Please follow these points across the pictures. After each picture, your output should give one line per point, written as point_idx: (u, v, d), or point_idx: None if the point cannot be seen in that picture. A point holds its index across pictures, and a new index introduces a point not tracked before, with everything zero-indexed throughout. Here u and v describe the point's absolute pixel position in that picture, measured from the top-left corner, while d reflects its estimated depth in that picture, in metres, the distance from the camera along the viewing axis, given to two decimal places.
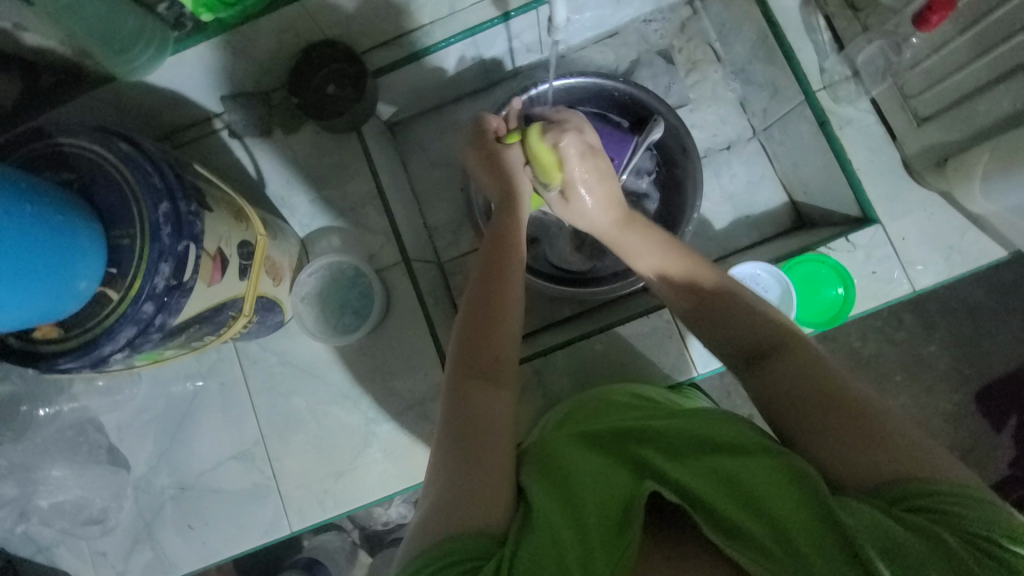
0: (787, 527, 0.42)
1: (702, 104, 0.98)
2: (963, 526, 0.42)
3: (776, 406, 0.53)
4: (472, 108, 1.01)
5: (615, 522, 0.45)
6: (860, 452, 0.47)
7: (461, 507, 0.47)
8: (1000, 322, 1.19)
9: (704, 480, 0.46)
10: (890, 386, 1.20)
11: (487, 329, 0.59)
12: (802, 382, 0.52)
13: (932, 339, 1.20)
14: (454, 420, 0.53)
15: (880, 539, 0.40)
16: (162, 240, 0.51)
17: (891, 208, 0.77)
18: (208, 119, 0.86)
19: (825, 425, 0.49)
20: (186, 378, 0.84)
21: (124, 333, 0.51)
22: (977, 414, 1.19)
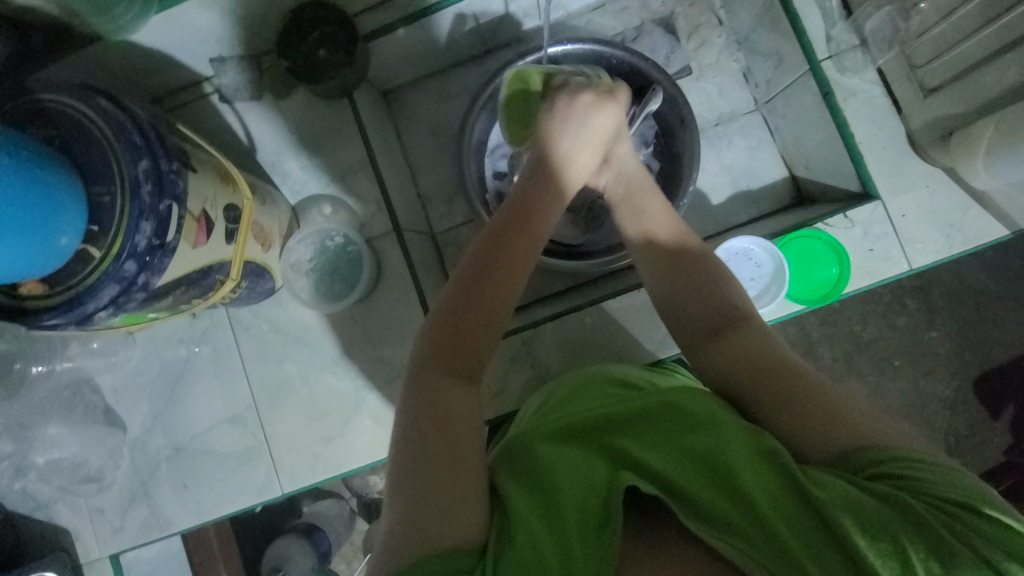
0: (762, 510, 0.42)
1: (704, 75, 0.95)
2: (924, 489, 0.43)
3: (732, 386, 0.56)
4: (468, 76, 0.99)
5: (595, 517, 0.45)
6: (803, 427, 0.49)
7: (441, 516, 0.46)
8: (1003, 308, 1.17)
9: (677, 466, 0.46)
10: (889, 370, 1.20)
11: (464, 323, 0.57)
12: (753, 361, 0.55)
13: (933, 324, 1.19)
14: (424, 418, 0.52)
15: (849, 513, 0.41)
16: (142, 198, 0.51)
17: (892, 184, 0.75)
18: (198, 83, 0.85)
19: (773, 404, 0.52)
20: (179, 343, 0.84)
21: (108, 291, 0.51)
22: (975, 399, 1.19)
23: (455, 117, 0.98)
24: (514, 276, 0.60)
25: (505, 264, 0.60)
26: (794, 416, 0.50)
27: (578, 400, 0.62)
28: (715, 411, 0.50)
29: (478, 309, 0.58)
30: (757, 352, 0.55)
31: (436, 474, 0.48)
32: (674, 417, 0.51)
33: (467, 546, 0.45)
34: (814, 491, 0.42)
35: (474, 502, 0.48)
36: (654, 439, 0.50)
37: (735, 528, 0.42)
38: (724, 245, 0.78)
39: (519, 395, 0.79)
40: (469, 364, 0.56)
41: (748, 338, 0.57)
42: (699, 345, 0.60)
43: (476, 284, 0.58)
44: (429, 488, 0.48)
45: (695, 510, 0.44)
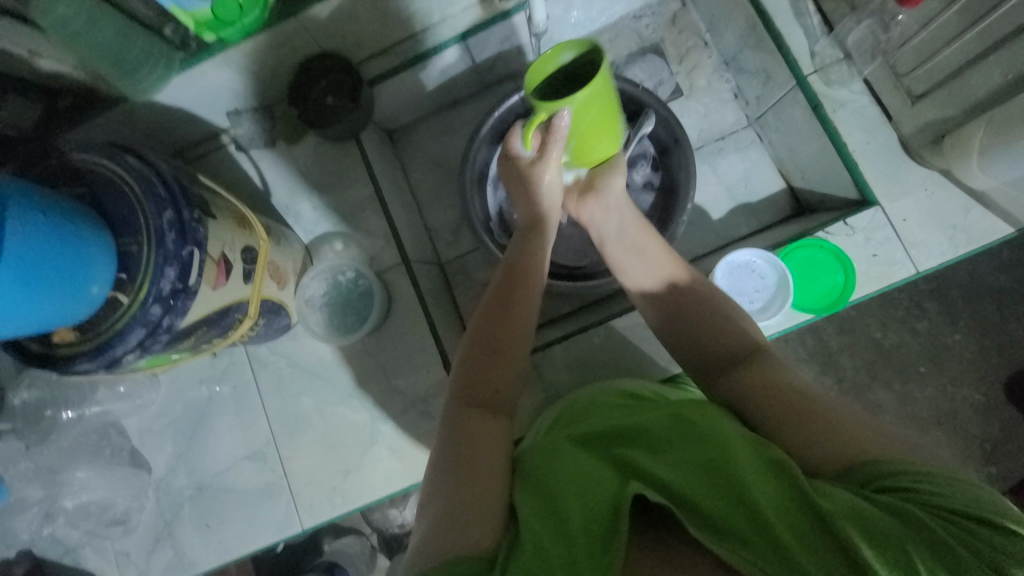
0: (770, 516, 0.41)
1: (696, 95, 0.99)
2: (942, 504, 0.41)
3: (745, 408, 0.56)
4: (469, 112, 1.03)
5: (601, 528, 0.44)
6: (825, 443, 0.49)
7: (450, 532, 0.46)
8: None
9: (687, 477, 0.46)
10: (911, 377, 1.17)
11: (494, 356, 0.61)
12: (767, 392, 0.55)
13: (953, 328, 1.16)
14: (452, 444, 0.54)
15: (866, 527, 0.39)
16: (167, 246, 0.54)
17: (890, 189, 0.75)
18: (216, 135, 0.91)
19: (795, 426, 0.51)
20: (201, 382, 0.87)
21: (134, 335, 0.54)
22: (1007, 402, 1.15)
23: (459, 151, 1.02)
24: (517, 325, 0.63)
25: (510, 310, 0.64)
26: (811, 434, 0.50)
27: (588, 415, 0.62)
28: (722, 422, 0.50)
29: (505, 342, 0.62)
30: (771, 382, 0.55)
31: (457, 495, 0.49)
32: (681, 428, 0.51)
33: (473, 554, 0.45)
34: (824, 499, 0.41)
35: (485, 519, 0.48)
36: (663, 450, 0.50)
37: (744, 535, 0.41)
38: (727, 258, 0.79)
39: (532, 418, 0.80)
40: (492, 397, 0.59)
41: (763, 367, 0.57)
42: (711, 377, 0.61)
43: (497, 317, 0.63)
44: (447, 504, 0.49)
45: (705, 520, 0.43)
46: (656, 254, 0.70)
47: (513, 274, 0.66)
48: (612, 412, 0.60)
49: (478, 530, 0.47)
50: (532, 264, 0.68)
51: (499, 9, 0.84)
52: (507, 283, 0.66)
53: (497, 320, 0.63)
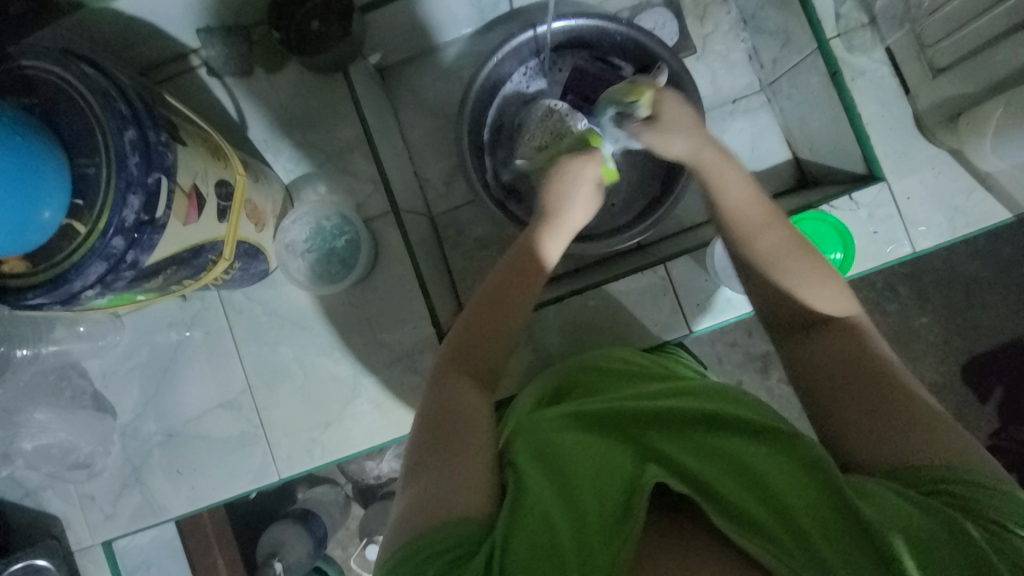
0: (800, 515, 0.42)
1: (709, 54, 0.93)
2: (979, 510, 0.42)
3: (810, 377, 0.55)
4: (468, 53, 0.96)
5: (618, 510, 0.45)
6: (905, 440, 0.48)
7: (438, 503, 0.46)
8: (994, 293, 1.18)
9: (713, 471, 0.46)
10: None
11: (492, 332, 0.59)
12: (844, 363, 0.53)
13: (926, 309, 1.20)
14: (444, 408, 0.53)
15: (903, 529, 0.40)
16: (129, 170, 0.48)
17: (898, 165, 0.74)
18: (184, 56, 0.81)
19: (868, 421, 0.50)
20: (171, 326, 0.82)
21: (94, 269, 0.49)
22: (965, 382, 1.20)
23: (454, 96, 0.95)
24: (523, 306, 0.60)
25: (518, 291, 0.60)
26: (882, 426, 0.49)
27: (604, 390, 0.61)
28: (754, 416, 0.50)
29: (502, 317, 0.59)
30: (844, 350, 0.54)
31: (446, 465, 0.48)
32: (704, 413, 0.51)
33: (470, 518, 0.45)
34: (862, 504, 0.42)
35: (480, 489, 0.47)
36: (685, 441, 0.50)
37: (771, 531, 0.42)
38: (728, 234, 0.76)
39: (520, 378, 0.78)
40: (479, 365, 0.58)
41: (840, 335, 0.55)
42: (789, 337, 0.58)
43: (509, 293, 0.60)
44: (439, 471, 0.48)
45: (726, 510, 0.44)
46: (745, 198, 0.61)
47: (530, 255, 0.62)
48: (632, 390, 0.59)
49: (470, 498, 0.46)
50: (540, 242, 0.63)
51: None
52: (519, 261, 0.61)
53: (505, 294, 0.59)
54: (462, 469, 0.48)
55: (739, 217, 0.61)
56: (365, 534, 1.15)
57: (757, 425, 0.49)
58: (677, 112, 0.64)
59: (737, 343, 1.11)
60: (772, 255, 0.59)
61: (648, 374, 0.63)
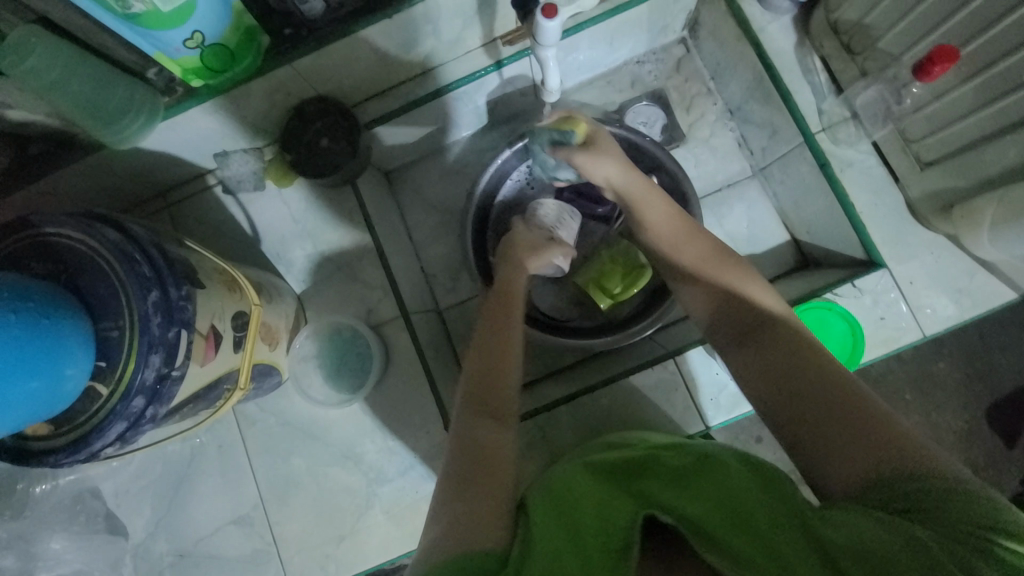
0: (789, 559, 0.41)
1: (699, 142, 0.97)
2: (945, 521, 0.40)
3: (760, 384, 0.55)
4: (468, 150, 1.00)
5: (614, 548, 0.45)
6: (856, 446, 0.47)
7: (458, 532, 0.48)
8: (1010, 339, 1.16)
9: (702, 507, 0.46)
10: (900, 404, 1.18)
11: (494, 361, 0.63)
12: (785, 361, 0.54)
13: (940, 356, 1.18)
14: (469, 451, 0.55)
15: (871, 560, 0.39)
16: (151, 331, 0.50)
17: (897, 252, 0.75)
18: (202, 176, 0.86)
19: (817, 431, 0.50)
20: (185, 440, 0.82)
21: (115, 429, 0.49)
22: (994, 432, 1.16)
23: (457, 193, 0.99)
24: (517, 335, 0.65)
25: (500, 321, 0.66)
26: (833, 433, 0.49)
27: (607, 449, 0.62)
28: (738, 455, 0.50)
29: (497, 345, 0.64)
30: (785, 349, 0.55)
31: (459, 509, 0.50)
32: (697, 459, 0.51)
33: (487, 552, 0.46)
34: (836, 540, 0.41)
35: (496, 520, 0.50)
36: (681, 485, 0.49)
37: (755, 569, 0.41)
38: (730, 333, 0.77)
39: None
40: (490, 400, 0.60)
41: (778, 334, 0.57)
42: (734, 350, 0.60)
43: (485, 360, 0.63)
44: (454, 504, 0.51)
45: (723, 551, 0.42)
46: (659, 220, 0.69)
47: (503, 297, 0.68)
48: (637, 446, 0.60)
49: (487, 534, 0.48)
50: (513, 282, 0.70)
51: (501, 54, 0.82)
52: (497, 306, 0.68)
53: (490, 351, 0.63)
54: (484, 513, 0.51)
55: (660, 233, 0.69)
56: None
57: (736, 463, 0.49)
58: (608, 143, 0.71)
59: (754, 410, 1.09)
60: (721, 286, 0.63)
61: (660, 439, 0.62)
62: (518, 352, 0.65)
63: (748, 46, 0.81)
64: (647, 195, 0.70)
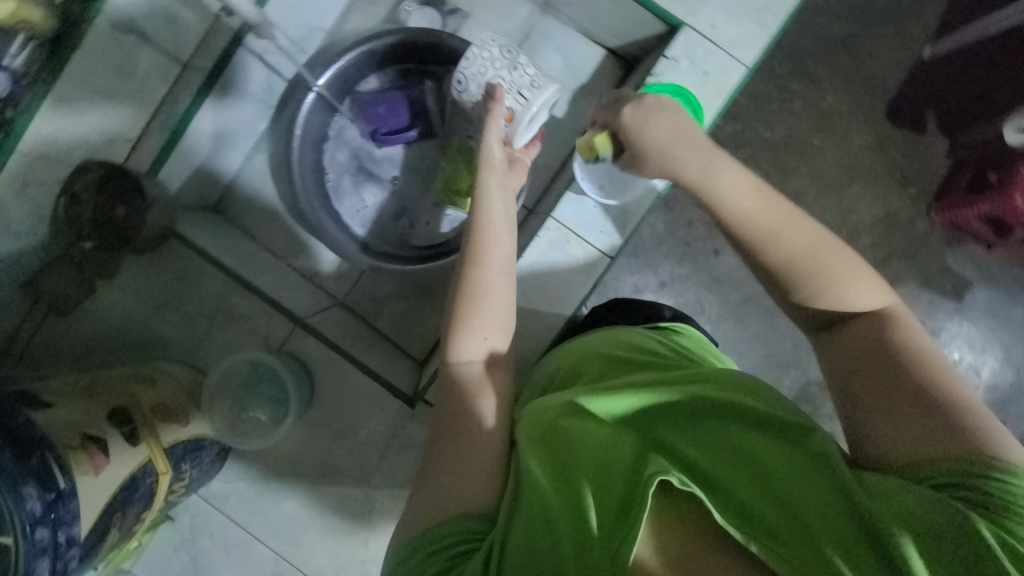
0: (798, 501, 0.43)
1: (478, 11, 0.93)
2: (994, 514, 0.42)
3: (843, 358, 0.54)
4: (274, 142, 0.93)
5: (617, 506, 0.43)
6: (918, 424, 0.47)
7: (445, 504, 0.49)
8: (874, 32, 1.10)
9: (724, 465, 0.46)
10: (813, 153, 1.11)
11: (471, 307, 0.60)
12: (874, 345, 0.52)
13: (824, 90, 1.11)
14: (454, 400, 0.57)
15: (904, 519, 0.41)
16: (8, 467, 0.46)
17: (688, 4, 0.75)
18: (26, 319, 0.73)
19: (877, 398, 0.50)
20: (179, 550, 0.80)
21: (41, 569, 0.46)
22: (896, 128, 1.11)
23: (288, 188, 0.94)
24: (501, 305, 0.61)
25: (479, 259, 0.62)
26: (892, 397, 0.49)
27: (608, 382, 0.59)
28: (778, 407, 0.51)
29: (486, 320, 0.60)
30: (876, 332, 0.53)
31: (445, 484, 0.51)
32: (717, 401, 0.51)
33: (470, 517, 0.48)
34: (871, 501, 0.43)
35: (484, 485, 0.50)
36: (705, 437, 0.49)
37: (773, 526, 0.42)
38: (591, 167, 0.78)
39: None
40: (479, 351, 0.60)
41: (869, 326, 0.54)
42: (817, 327, 0.57)
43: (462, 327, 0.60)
44: (448, 468, 0.52)
45: (731, 506, 0.44)
46: (696, 167, 0.59)
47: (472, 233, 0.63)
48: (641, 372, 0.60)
49: (471, 498, 0.49)
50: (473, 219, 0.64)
51: (234, 26, 0.76)
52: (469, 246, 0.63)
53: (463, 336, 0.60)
54: (465, 474, 0.51)
55: (726, 203, 0.58)
56: None
57: (770, 414, 0.50)
58: (647, 111, 0.61)
59: (675, 223, 1.11)
60: (797, 252, 0.55)
61: (646, 356, 0.63)
62: (501, 283, 0.62)
63: None
64: (686, 143, 0.59)
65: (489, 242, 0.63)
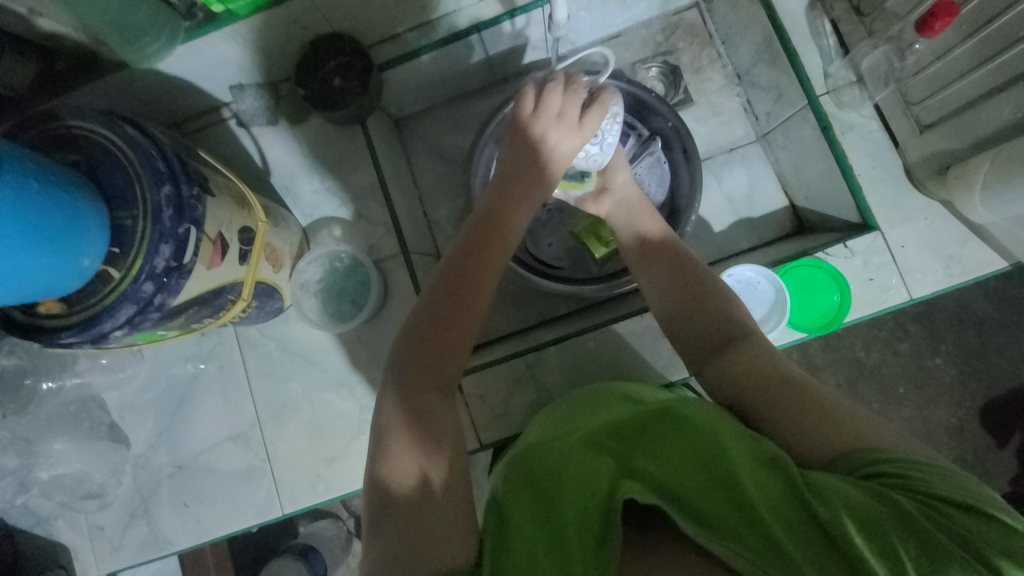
0: (762, 512, 0.43)
1: (703, 107, 0.99)
2: (919, 490, 0.43)
3: (728, 393, 0.57)
4: (479, 104, 1.03)
5: (594, 534, 0.45)
6: (809, 431, 0.50)
7: (430, 545, 0.48)
8: (1006, 336, 1.15)
9: (680, 475, 0.47)
10: (894, 399, 1.16)
11: (450, 329, 0.60)
12: (743, 371, 0.57)
13: (937, 351, 1.16)
14: (422, 446, 0.54)
15: (852, 517, 0.41)
16: (163, 222, 0.53)
17: (891, 215, 0.76)
18: (217, 108, 0.87)
19: (772, 424, 0.53)
20: (188, 360, 0.85)
21: (124, 311, 0.53)
22: (981, 427, 1.15)
23: (461, 143, 1.02)
24: (477, 301, 0.62)
25: (478, 279, 0.62)
26: (781, 421, 0.52)
27: (580, 414, 0.63)
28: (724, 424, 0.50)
29: (461, 319, 0.60)
30: (753, 361, 0.57)
31: (427, 501, 0.51)
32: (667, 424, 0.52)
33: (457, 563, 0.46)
34: (815, 501, 0.42)
35: (463, 529, 0.50)
36: (659, 453, 0.50)
37: (740, 533, 0.42)
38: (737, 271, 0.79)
39: (521, 418, 0.80)
40: (446, 378, 0.59)
41: (738, 351, 0.59)
42: (705, 359, 0.61)
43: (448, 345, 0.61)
44: (426, 508, 0.50)
45: (694, 514, 0.44)
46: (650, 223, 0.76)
47: (486, 234, 0.66)
48: (606, 408, 0.62)
49: (453, 544, 0.48)
50: (502, 223, 0.67)
51: (516, 3, 0.83)
52: (478, 242, 0.65)
53: (444, 333, 0.59)
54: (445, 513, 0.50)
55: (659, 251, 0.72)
56: None
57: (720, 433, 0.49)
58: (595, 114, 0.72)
59: None
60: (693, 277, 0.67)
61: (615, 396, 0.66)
62: (493, 277, 0.64)
63: (760, 6, 0.82)
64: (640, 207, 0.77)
65: (501, 248, 0.66)
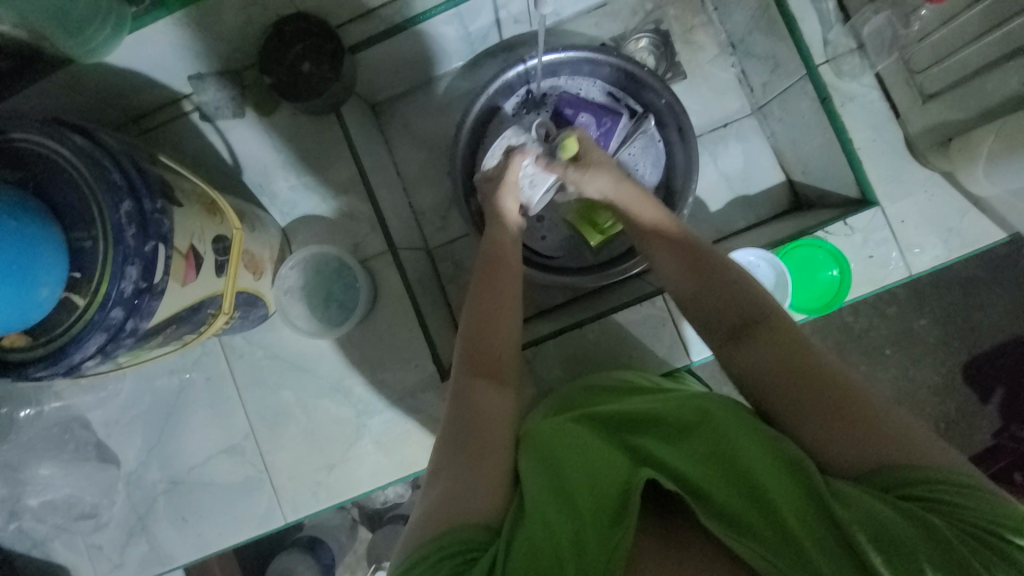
0: (782, 510, 0.42)
1: (697, 79, 0.94)
2: (955, 514, 0.41)
3: (760, 383, 0.53)
4: (460, 84, 0.97)
5: (612, 510, 0.45)
6: (856, 439, 0.46)
7: (454, 509, 0.47)
8: (991, 295, 1.16)
9: (700, 467, 0.47)
10: (880, 360, 1.18)
11: (490, 327, 0.60)
12: (779, 360, 0.52)
13: (923, 313, 1.17)
14: (460, 420, 0.54)
15: (874, 526, 0.40)
16: (127, 242, 0.49)
17: (891, 190, 0.73)
18: (175, 102, 0.80)
19: (805, 417, 0.49)
20: (172, 372, 0.82)
21: (94, 341, 0.49)
22: (965, 385, 1.17)
23: (444, 127, 0.97)
24: (510, 302, 0.63)
25: (503, 279, 0.64)
26: (824, 419, 0.48)
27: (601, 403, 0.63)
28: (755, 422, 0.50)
29: (496, 330, 0.61)
30: (795, 346, 0.53)
31: (456, 471, 0.50)
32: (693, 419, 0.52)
33: (474, 525, 0.46)
34: (839, 505, 0.42)
35: (491, 492, 0.49)
36: (682, 444, 0.50)
37: (758, 529, 0.42)
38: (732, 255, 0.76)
39: None
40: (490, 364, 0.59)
41: (767, 335, 0.54)
42: (727, 342, 0.56)
43: (486, 334, 0.60)
44: (449, 479, 0.50)
45: (712, 507, 0.44)
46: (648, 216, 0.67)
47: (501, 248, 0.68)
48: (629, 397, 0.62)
49: (475, 504, 0.48)
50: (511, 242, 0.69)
51: None
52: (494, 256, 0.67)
53: (483, 327, 0.60)
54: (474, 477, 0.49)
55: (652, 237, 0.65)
56: (373, 557, 1.22)
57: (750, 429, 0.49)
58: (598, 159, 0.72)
59: None
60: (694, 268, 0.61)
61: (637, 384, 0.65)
62: (514, 278, 0.65)
63: None
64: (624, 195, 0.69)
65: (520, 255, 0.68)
